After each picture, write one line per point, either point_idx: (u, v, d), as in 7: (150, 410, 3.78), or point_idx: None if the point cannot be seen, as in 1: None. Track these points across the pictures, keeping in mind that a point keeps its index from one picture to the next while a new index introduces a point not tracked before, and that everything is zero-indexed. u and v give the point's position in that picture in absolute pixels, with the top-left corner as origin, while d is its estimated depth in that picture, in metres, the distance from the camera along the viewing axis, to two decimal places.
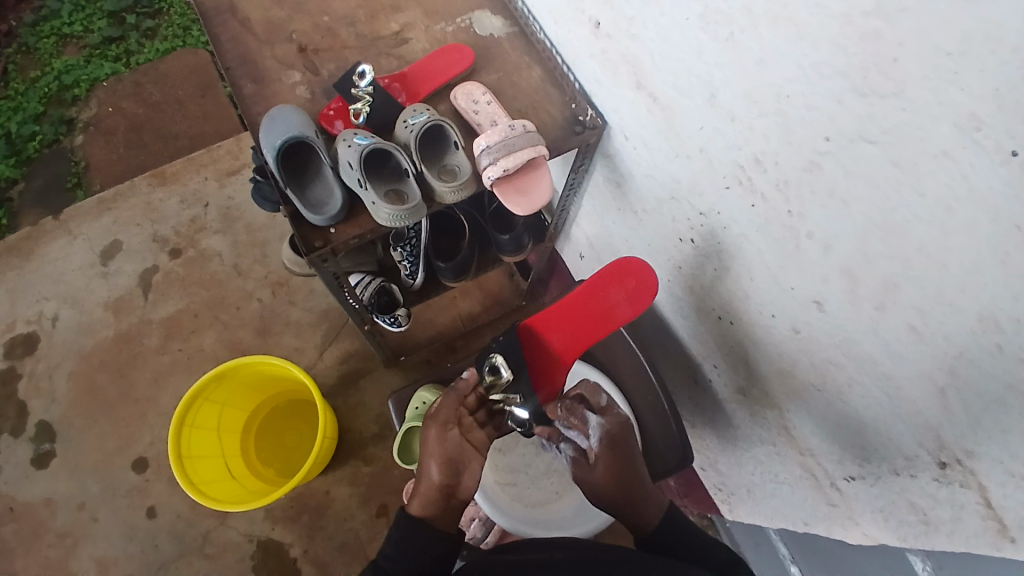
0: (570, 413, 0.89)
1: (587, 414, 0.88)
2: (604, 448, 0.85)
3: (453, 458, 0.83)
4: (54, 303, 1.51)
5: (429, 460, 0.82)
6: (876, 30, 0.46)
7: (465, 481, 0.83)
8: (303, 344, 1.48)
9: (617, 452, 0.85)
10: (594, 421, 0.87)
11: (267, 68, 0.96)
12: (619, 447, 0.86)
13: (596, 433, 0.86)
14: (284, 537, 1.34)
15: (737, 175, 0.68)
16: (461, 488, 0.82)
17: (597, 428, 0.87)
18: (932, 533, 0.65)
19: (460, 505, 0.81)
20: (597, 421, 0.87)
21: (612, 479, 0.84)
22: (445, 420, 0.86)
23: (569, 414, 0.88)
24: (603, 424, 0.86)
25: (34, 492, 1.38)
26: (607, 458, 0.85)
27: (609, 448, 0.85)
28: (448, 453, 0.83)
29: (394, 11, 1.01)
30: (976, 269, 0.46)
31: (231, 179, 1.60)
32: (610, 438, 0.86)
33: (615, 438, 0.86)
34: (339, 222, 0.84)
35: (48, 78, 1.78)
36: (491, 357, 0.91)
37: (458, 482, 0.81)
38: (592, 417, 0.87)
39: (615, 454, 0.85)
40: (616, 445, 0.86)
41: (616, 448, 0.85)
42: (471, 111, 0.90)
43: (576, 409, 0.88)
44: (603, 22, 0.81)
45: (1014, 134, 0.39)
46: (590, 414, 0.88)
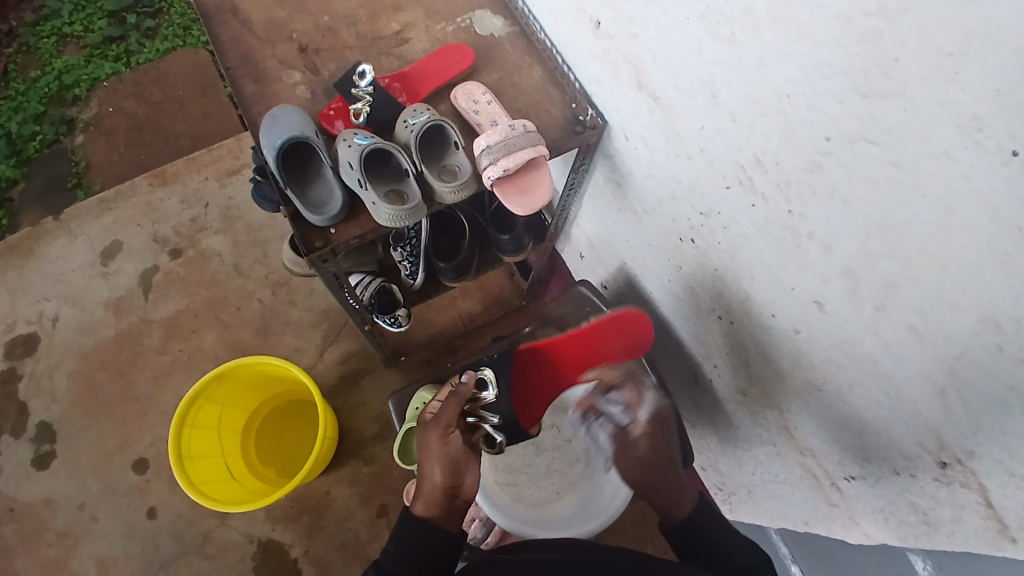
0: (630, 380, 0.93)
1: (643, 388, 0.92)
2: (649, 423, 0.90)
3: (455, 460, 0.84)
4: (55, 302, 1.51)
5: (431, 461, 0.83)
6: (877, 30, 0.46)
7: (466, 481, 0.84)
8: (303, 344, 1.48)
9: (661, 428, 0.89)
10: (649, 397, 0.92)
11: (268, 67, 0.96)
12: (663, 426, 0.90)
13: (647, 406, 0.91)
14: (284, 537, 1.34)
15: (738, 176, 0.68)
16: (463, 489, 0.83)
17: (649, 403, 0.91)
18: (932, 533, 0.65)
19: (463, 503, 0.83)
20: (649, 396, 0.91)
21: (651, 453, 0.88)
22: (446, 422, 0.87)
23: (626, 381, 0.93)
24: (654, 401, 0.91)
25: (35, 492, 1.38)
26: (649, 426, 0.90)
27: (653, 424, 0.89)
28: (450, 456, 0.84)
29: (395, 11, 1.01)
30: (976, 269, 0.46)
31: (231, 179, 1.60)
32: (657, 416, 0.90)
33: (662, 418, 0.90)
34: (339, 222, 0.84)
35: (49, 78, 1.78)
36: (481, 371, 0.93)
37: (461, 483, 0.82)
38: (648, 392, 0.92)
39: (658, 429, 0.89)
40: (660, 425, 0.90)
41: (659, 426, 0.90)
42: (471, 111, 0.90)
43: (635, 379, 0.93)
44: (604, 22, 0.81)
45: (1015, 134, 0.39)
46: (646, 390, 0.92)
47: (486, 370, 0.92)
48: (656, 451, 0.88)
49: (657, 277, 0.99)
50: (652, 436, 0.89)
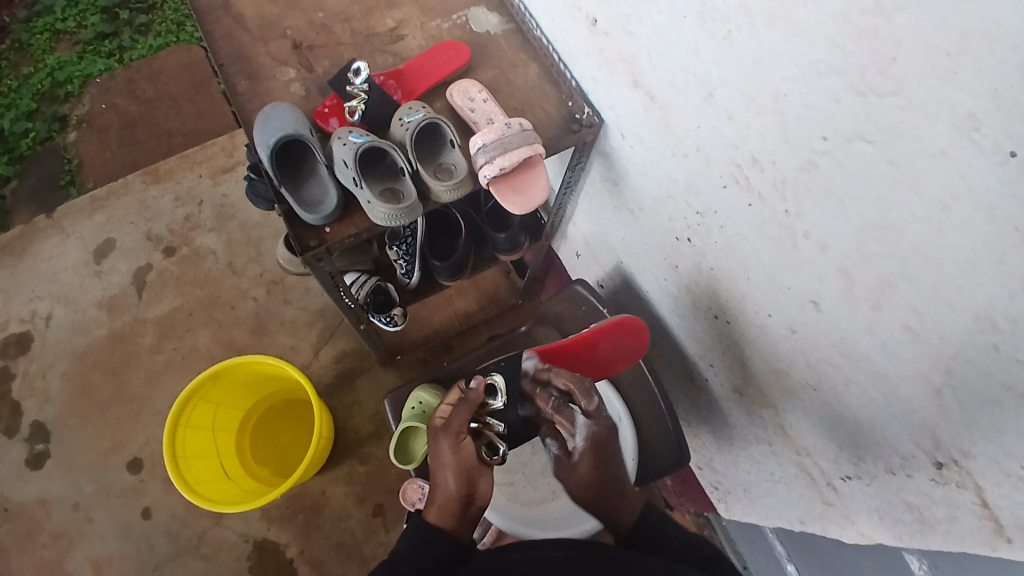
0: (559, 410, 0.85)
1: (573, 414, 0.84)
2: (588, 450, 0.82)
3: (469, 468, 0.79)
4: (48, 301, 1.50)
5: (444, 470, 0.78)
6: (873, 28, 0.46)
7: (482, 487, 0.80)
8: (298, 342, 1.47)
9: (601, 456, 0.82)
10: (581, 422, 0.84)
11: (261, 65, 0.95)
12: (604, 452, 0.82)
13: (580, 434, 0.83)
14: (279, 536, 1.34)
15: (734, 174, 0.68)
16: (478, 496, 0.79)
17: (583, 430, 0.83)
18: (927, 533, 0.65)
19: (477, 511, 0.79)
20: (581, 422, 0.84)
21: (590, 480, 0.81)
22: (457, 429, 0.81)
23: (555, 411, 0.85)
24: (588, 428, 0.83)
25: (28, 492, 1.37)
26: (587, 454, 0.82)
27: (592, 450, 0.82)
28: (462, 464, 0.79)
29: (390, 7, 1.00)
30: (972, 268, 0.46)
31: (226, 177, 1.59)
32: (595, 442, 0.82)
33: (600, 443, 0.83)
34: (334, 222, 0.83)
35: (41, 75, 1.76)
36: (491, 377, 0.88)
37: (475, 491, 0.78)
38: (580, 418, 0.84)
39: (598, 458, 0.81)
40: (601, 449, 0.82)
41: (600, 454, 0.82)
42: (467, 108, 0.90)
43: (564, 408, 0.85)
44: (600, 19, 0.80)
45: (1012, 133, 0.39)
46: (578, 415, 0.84)
47: (497, 375, 0.86)
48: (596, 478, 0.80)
49: (653, 275, 0.98)
50: (592, 466, 0.81)
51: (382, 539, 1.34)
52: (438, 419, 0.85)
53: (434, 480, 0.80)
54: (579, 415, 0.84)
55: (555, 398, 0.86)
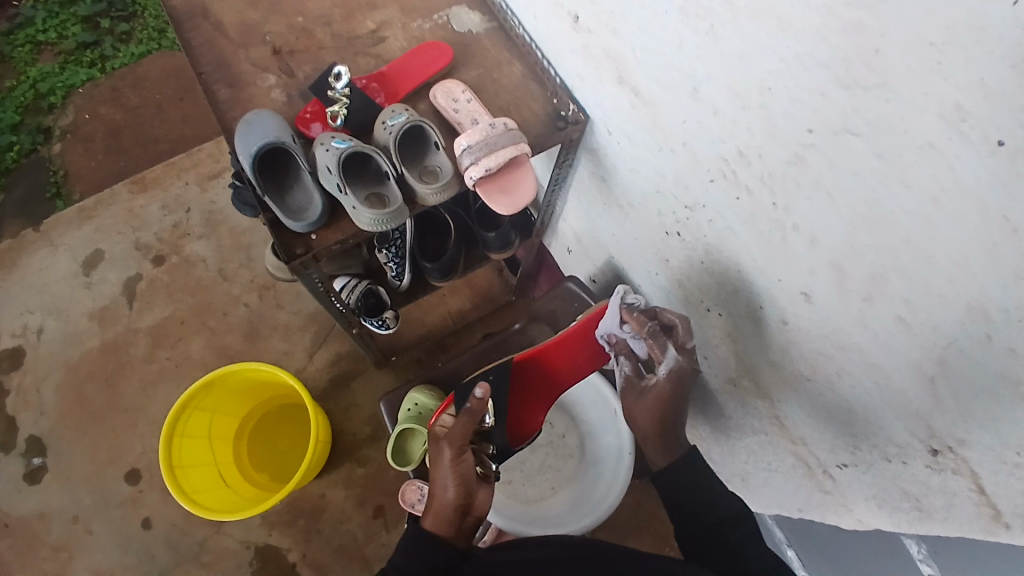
0: (652, 336, 0.85)
1: (667, 344, 0.84)
2: (668, 381, 0.83)
3: (469, 478, 0.77)
4: (39, 315, 1.48)
5: (443, 477, 0.77)
6: (858, 21, 0.45)
7: (480, 499, 0.78)
8: (292, 347, 1.47)
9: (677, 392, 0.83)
10: (671, 355, 0.83)
11: (242, 71, 0.94)
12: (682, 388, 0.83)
13: (666, 363, 0.83)
14: (281, 542, 1.34)
15: (722, 169, 0.67)
16: (477, 506, 0.77)
17: (672, 362, 0.83)
18: (926, 519, 0.65)
19: (475, 522, 0.77)
20: (673, 353, 0.83)
21: (655, 410, 0.84)
22: (459, 438, 0.79)
23: (650, 336, 0.85)
24: (676, 360, 0.82)
25: (27, 506, 1.36)
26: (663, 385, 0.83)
27: (671, 384, 0.82)
28: (462, 472, 0.77)
29: (371, 9, 0.99)
30: (964, 261, 0.46)
31: (213, 184, 1.58)
32: (676, 376, 0.83)
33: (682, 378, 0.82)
34: (320, 228, 0.83)
35: (23, 87, 1.74)
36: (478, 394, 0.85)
37: (474, 500, 0.76)
38: (672, 350, 0.83)
39: (674, 390, 0.83)
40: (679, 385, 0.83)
41: (679, 388, 0.83)
42: (451, 109, 0.89)
43: (659, 334, 0.85)
44: (583, 15, 0.79)
45: (1001, 124, 0.39)
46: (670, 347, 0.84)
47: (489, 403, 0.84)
48: (663, 407, 0.84)
49: (645, 270, 0.98)
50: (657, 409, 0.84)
51: (384, 540, 1.34)
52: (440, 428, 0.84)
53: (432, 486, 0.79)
54: (671, 343, 0.84)
55: (651, 323, 0.86)
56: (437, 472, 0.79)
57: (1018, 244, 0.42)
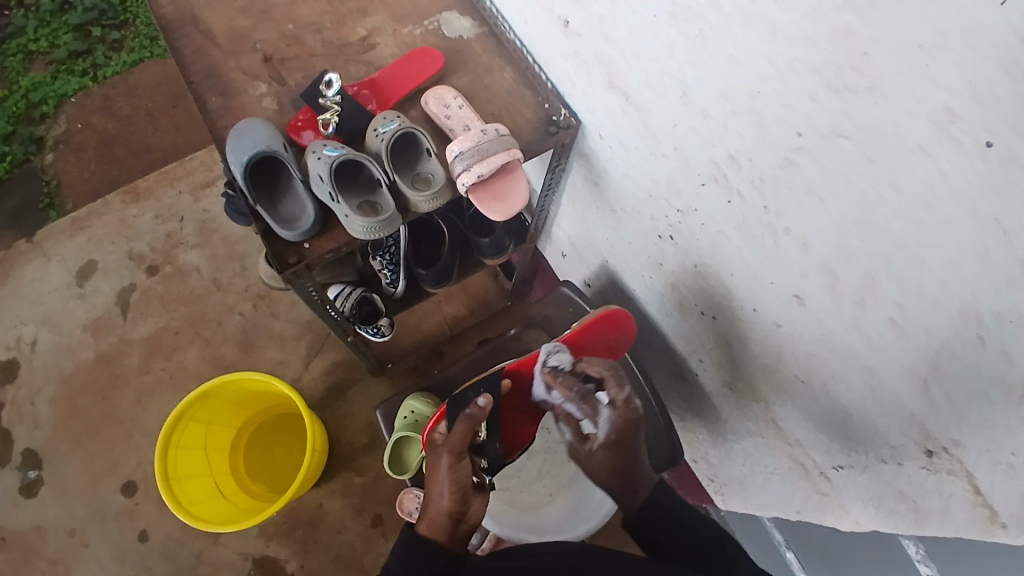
0: (582, 398, 0.84)
1: (598, 406, 0.84)
2: (608, 442, 0.82)
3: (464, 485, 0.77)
4: (32, 326, 1.47)
5: (439, 484, 0.77)
6: (847, 25, 0.45)
7: (474, 507, 0.78)
8: (287, 356, 1.46)
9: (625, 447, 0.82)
10: (604, 413, 0.83)
11: (233, 80, 0.94)
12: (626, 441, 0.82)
13: (602, 426, 0.83)
14: (278, 552, 1.33)
15: (713, 174, 0.67)
16: (471, 514, 0.77)
17: (607, 421, 0.83)
18: (923, 521, 0.64)
19: (469, 529, 0.77)
20: (607, 415, 0.83)
21: (608, 469, 0.82)
22: (456, 446, 0.79)
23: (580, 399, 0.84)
24: (611, 419, 0.82)
25: (23, 520, 1.35)
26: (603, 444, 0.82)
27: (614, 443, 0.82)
28: (458, 479, 0.77)
29: (361, 16, 0.99)
30: (956, 264, 0.46)
31: (206, 192, 1.57)
32: (616, 435, 0.82)
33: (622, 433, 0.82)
34: (313, 237, 0.82)
35: (15, 97, 1.73)
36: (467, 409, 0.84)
37: (469, 507, 0.76)
38: (603, 411, 0.83)
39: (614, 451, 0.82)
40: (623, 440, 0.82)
41: (619, 445, 0.82)
42: (443, 116, 0.89)
43: (588, 396, 0.84)
44: (573, 21, 0.79)
45: (991, 128, 0.39)
46: (602, 407, 0.84)
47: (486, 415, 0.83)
48: (613, 465, 0.82)
49: (639, 275, 0.98)
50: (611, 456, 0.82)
51: (382, 549, 1.33)
52: (438, 435, 0.84)
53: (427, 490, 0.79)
54: (603, 404, 0.84)
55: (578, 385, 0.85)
56: (432, 477, 0.79)
57: (1008, 248, 0.42)
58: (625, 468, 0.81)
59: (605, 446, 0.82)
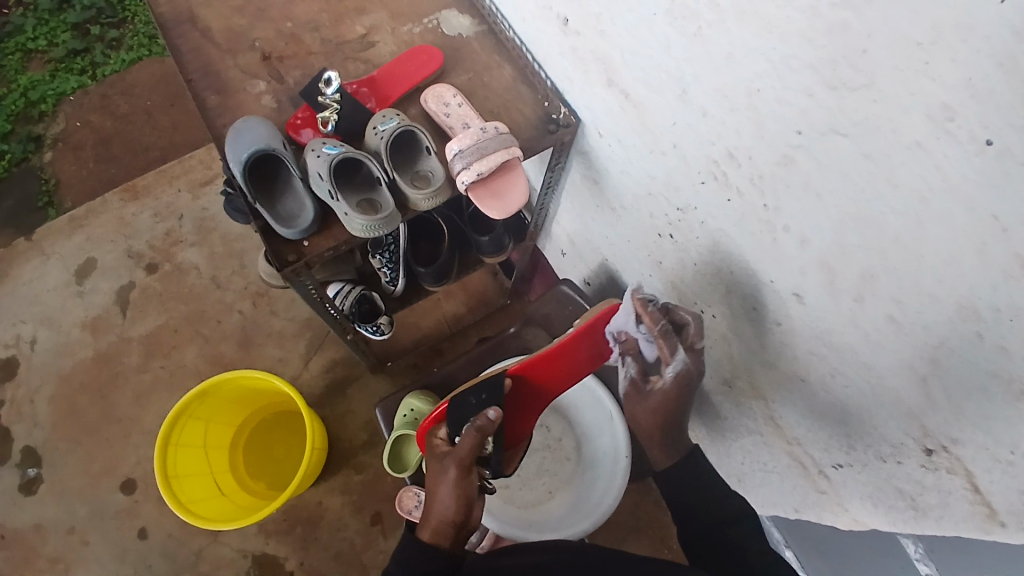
0: (665, 334, 0.79)
1: (677, 345, 0.79)
2: (673, 385, 0.80)
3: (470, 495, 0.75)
4: (31, 325, 1.47)
5: (444, 490, 0.75)
6: (844, 22, 0.45)
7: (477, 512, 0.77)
8: (287, 354, 1.46)
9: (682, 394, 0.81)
10: (679, 356, 0.79)
11: (231, 78, 0.93)
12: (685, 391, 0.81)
13: (675, 367, 0.79)
14: (278, 550, 1.33)
15: (712, 171, 0.67)
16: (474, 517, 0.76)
17: (681, 363, 0.79)
18: (921, 518, 0.65)
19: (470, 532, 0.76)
20: (683, 355, 0.79)
21: (659, 412, 0.83)
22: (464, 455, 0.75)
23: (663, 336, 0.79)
24: (685, 365, 0.79)
25: (22, 518, 1.35)
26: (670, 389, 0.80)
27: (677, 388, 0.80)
28: (465, 491, 0.75)
29: (359, 14, 0.99)
30: (954, 260, 0.46)
31: (204, 191, 1.57)
32: (683, 379, 0.80)
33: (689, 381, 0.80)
34: (312, 235, 0.82)
35: (14, 95, 1.73)
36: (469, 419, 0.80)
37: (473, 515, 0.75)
38: (682, 353, 0.79)
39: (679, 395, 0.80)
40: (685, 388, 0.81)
41: (682, 393, 0.81)
42: (442, 113, 0.89)
43: (673, 334, 0.79)
44: (571, 18, 0.79)
45: (988, 124, 0.39)
46: (681, 349, 0.79)
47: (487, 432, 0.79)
48: (666, 411, 0.83)
49: (638, 273, 0.98)
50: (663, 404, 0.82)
51: (381, 547, 1.33)
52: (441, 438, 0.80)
53: (430, 495, 0.76)
54: (682, 344, 0.79)
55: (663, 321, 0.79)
56: (436, 483, 0.77)
57: (1006, 244, 0.42)
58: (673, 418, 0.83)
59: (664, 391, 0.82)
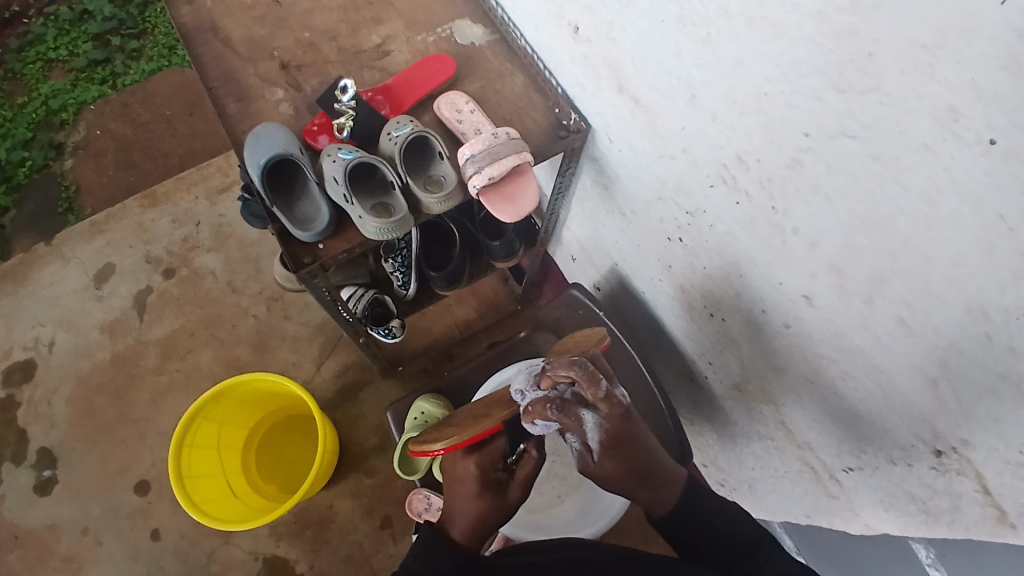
0: (563, 412, 0.73)
1: (582, 412, 0.73)
2: (606, 446, 0.75)
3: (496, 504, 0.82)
4: (50, 328, 1.50)
5: (503, 508, 0.80)
6: (851, 26, 0.46)
7: None
8: (300, 358, 1.48)
9: (625, 448, 0.75)
10: (592, 420, 0.73)
11: (251, 86, 0.96)
12: (624, 441, 0.75)
13: (594, 433, 0.74)
14: (289, 552, 1.34)
15: (722, 175, 0.68)
16: None
17: (596, 428, 0.73)
18: (933, 523, 0.65)
19: None
20: (592, 419, 0.73)
21: (623, 470, 0.77)
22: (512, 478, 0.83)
23: (560, 414, 0.73)
24: (601, 426, 0.73)
25: (37, 517, 1.38)
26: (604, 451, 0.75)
27: (612, 445, 0.75)
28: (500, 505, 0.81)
29: (376, 23, 1.01)
30: (961, 260, 0.47)
31: (222, 197, 1.60)
32: (612, 437, 0.74)
33: (616, 432, 0.74)
34: (327, 237, 0.84)
35: (36, 103, 1.77)
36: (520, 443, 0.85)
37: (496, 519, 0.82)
38: (589, 418, 0.73)
39: (619, 454, 0.75)
40: (620, 439, 0.75)
41: (621, 450, 0.75)
42: (455, 120, 0.91)
43: (569, 408, 0.73)
44: (583, 26, 0.81)
45: (994, 124, 0.40)
46: (586, 413, 0.73)
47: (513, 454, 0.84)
48: (626, 469, 0.76)
49: (648, 278, 0.99)
50: (617, 461, 0.76)
51: (391, 551, 1.34)
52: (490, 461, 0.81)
53: (484, 510, 0.77)
54: (586, 410, 0.73)
55: (554, 400, 0.74)
56: (498, 504, 0.78)
57: (1014, 243, 0.42)
58: (639, 469, 0.77)
59: (605, 453, 0.75)
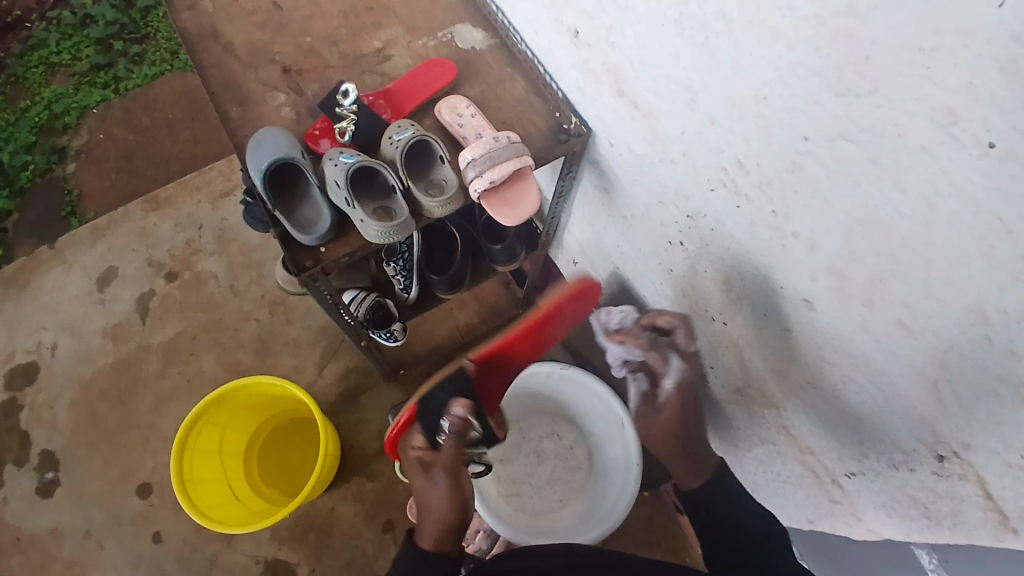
0: (652, 346, 0.96)
1: (670, 354, 0.94)
2: (675, 392, 0.95)
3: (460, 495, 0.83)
4: (52, 332, 1.51)
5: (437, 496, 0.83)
6: (848, 29, 0.46)
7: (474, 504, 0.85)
8: (302, 362, 1.48)
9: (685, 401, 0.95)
10: (675, 364, 0.95)
11: (252, 91, 0.96)
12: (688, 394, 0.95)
13: (671, 376, 0.95)
14: (290, 557, 1.34)
15: (722, 178, 0.68)
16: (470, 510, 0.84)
17: (676, 371, 0.94)
18: (936, 527, 0.65)
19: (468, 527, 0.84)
20: (675, 363, 0.95)
21: (674, 422, 0.93)
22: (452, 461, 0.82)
23: (649, 347, 0.96)
24: (680, 371, 0.94)
25: (39, 522, 1.38)
26: (675, 388, 0.95)
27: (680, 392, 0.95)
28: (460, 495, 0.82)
29: (377, 28, 1.01)
30: (961, 263, 0.47)
31: (224, 202, 1.61)
32: (682, 384, 0.95)
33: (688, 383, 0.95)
34: (329, 241, 0.84)
35: (39, 108, 1.78)
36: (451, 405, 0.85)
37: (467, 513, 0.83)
38: (674, 361, 0.94)
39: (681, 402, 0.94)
40: (687, 390, 0.95)
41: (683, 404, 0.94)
42: (456, 124, 0.91)
43: (659, 344, 0.96)
44: (582, 31, 0.81)
45: (992, 126, 0.40)
46: (673, 357, 0.95)
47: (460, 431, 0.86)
48: (678, 418, 0.94)
49: (649, 282, 0.99)
50: (677, 408, 0.94)
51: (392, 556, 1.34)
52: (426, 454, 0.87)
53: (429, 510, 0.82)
54: (672, 352, 0.95)
55: (646, 335, 0.97)
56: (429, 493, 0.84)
57: (1012, 246, 0.42)
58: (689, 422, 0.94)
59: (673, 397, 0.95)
